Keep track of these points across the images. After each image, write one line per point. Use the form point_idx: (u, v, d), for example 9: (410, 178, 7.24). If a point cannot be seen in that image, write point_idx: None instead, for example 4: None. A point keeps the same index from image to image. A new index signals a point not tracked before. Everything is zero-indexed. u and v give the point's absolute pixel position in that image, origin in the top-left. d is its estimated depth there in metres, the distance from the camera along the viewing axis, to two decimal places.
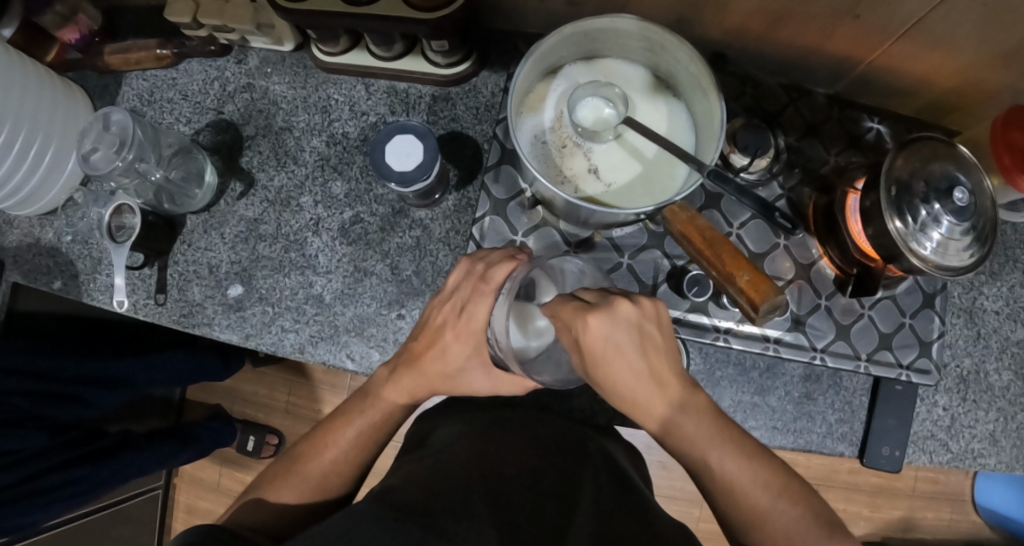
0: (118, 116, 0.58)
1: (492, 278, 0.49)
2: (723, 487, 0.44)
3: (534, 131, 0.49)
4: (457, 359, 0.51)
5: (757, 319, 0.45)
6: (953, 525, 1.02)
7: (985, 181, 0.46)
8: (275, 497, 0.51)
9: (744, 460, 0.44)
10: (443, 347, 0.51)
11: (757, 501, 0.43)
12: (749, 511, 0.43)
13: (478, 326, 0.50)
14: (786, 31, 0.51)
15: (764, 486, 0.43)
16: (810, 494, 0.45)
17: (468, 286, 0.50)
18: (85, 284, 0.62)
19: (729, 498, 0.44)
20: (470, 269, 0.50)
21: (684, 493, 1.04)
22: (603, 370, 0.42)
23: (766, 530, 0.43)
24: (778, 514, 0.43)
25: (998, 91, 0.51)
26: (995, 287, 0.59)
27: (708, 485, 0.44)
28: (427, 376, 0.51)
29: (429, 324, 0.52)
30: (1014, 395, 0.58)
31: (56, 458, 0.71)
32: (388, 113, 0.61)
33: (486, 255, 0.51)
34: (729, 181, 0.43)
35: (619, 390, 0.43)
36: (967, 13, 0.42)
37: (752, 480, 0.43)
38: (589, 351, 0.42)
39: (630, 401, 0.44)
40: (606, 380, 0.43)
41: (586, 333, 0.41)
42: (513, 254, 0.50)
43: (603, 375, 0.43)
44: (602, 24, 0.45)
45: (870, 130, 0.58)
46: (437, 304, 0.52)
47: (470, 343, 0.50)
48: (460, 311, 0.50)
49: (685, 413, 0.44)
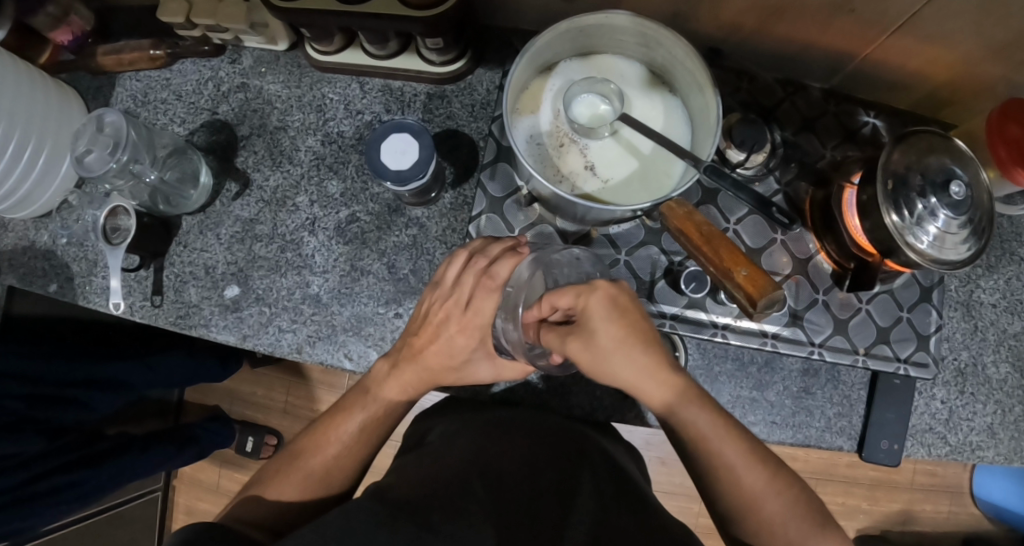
0: (112, 117, 0.57)
1: (497, 274, 0.48)
2: (721, 472, 0.44)
3: (530, 129, 0.49)
4: (463, 351, 0.51)
5: (756, 316, 0.45)
6: (952, 517, 1.02)
7: (981, 174, 0.46)
8: (274, 493, 0.51)
9: (742, 443, 0.44)
10: (446, 339, 0.51)
11: (754, 485, 0.44)
12: (745, 496, 0.44)
13: (484, 319, 0.50)
14: (781, 25, 0.51)
15: (760, 468, 0.44)
16: (802, 482, 0.46)
17: (470, 280, 0.49)
18: (80, 287, 0.62)
19: (727, 484, 0.44)
20: (471, 261, 0.49)
21: (684, 489, 1.04)
22: (612, 337, 0.43)
23: (758, 516, 0.44)
24: (772, 498, 0.44)
25: (993, 84, 0.51)
26: (991, 280, 0.59)
27: (705, 472, 0.45)
28: (430, 370, 0.52)
29: (428, 319, 0.51)
30: (1011, 387, 0.58)
31: (56, 461, 0.71)
32: (383, 111, 0.61)
33: (485, 247, 0.50)
34: (725, 176, 0.43)
35: (627, 364, 0.43)
36: (962, 6, 0.42)
37: (752, 464, 0.44)
38: (596, 316, 0.43)
39: (633, 382, 0.44)
40: (611, 361, 0.43)
41: (594, 296, 0.43)
42: (514, 246, 0.50)
43: (610, 351, 0.43)
44: (597, 20, 0.45)
45: (866, 124, 0.58)
46: (436, 298, 0.51)
47: (476, 337, 0.50)
48: (465, 305, 0.50)
49: (687, 378, 0.45)
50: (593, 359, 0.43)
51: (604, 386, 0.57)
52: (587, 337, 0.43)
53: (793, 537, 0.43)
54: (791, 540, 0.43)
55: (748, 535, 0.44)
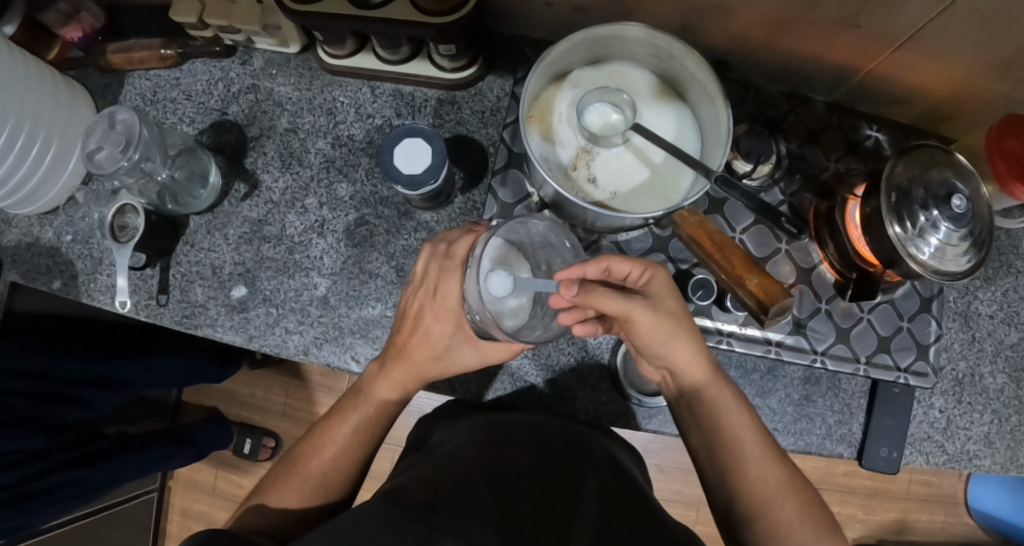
0: (124, 115, 0.57)
1: (455, 253, 0.50)
2: (753, 502, 0.46)
3: (544, 145, 0.49)
4: (441, 339, 0.51)
5: (767, 321, 0.47)
6: (947, 527, 1.04)
7: (981, 188, 0.48)
8: (276, 501, 0.50)
9: (756, 428, 0.47)
10: (424, 330, 0.51)
11: (772, 481, 0.46)
12: (777, 532, 0.45)
13: (453, 302, 0.50)
14: (787, 40, 0.52)
15: (778, 465, 0.47)
16: (811, 489, 0.48)
17: (434, 267, 0.51)
18: (84, 285, 0.62)
19: (762, 513, 0.46)
20: (434, 250, 0.51)
21: (683, 497, 1.04)
22: (675, 308, 0.45)
23: (771, 517, 0.45)
24: (783, 499, 0.46)
25: (994, 100, 0.52)
26: (989, 291, 0.60)
27: (725, 486, 0.47)
28: (415, 364, 0.52)
29: (406, 314, 0.52)
30: (1008, 397, 0.60)
31: (55, 458, 0.70)
32: (394, 115, 0.62)
33: (446, 235, 0.51)
34: (736, 186, 0.44)
35: (684, 339, 0.45)
36: (964, 24, 0.43)
37: (778, 487, 0.46)
38: (666, 284, 0.45)
39: (679, 359, 0.46)
40: (672, 330, 0.44)
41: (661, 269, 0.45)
42: (473, 229, 0.51)
43: (676, 319, 0.44)
44: (614, 31, 0.46)
45: (869, 138, 0.60)
46: (411, 292, 0.52)
47: (450, 320, 0.50)
48: (434, 293, 0.51)
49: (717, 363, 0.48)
50: (656, 326, 0.44)
51: (609, 391, 0.58)
52: (656, 302, 0.44)
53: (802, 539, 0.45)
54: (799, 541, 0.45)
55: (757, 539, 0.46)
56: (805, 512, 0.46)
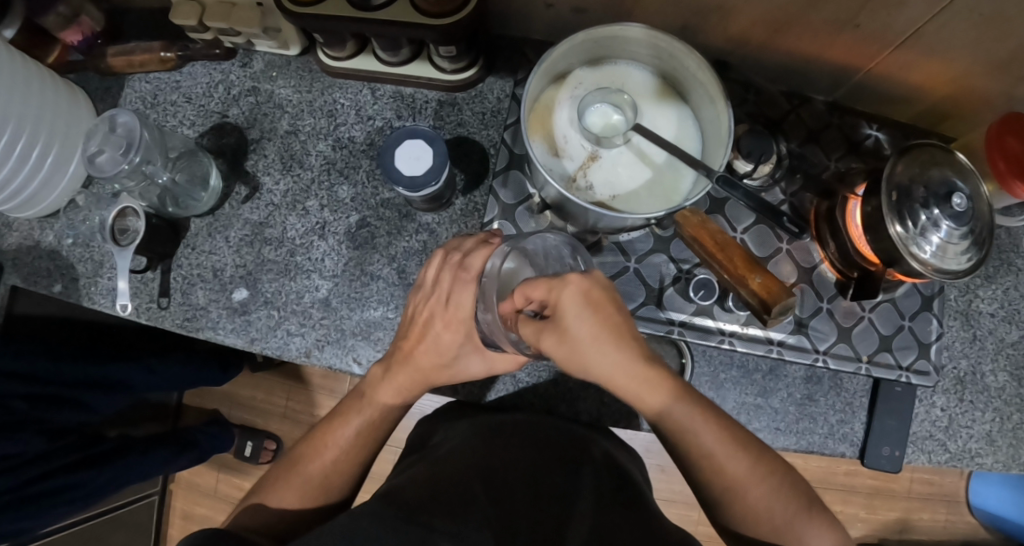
0: (125, 118, 0.57)
1: (471, 265, 0.48)
2: (726, 491, 0.45)
3: (545, 147, 0.49)
4: (450, 347, 0.51)
5: (767, 321, 0.47)
6: (949, 526, 1.04)
7: (981, 187, 0.48)
8: (275, 501, 0.51)
9: (721, 429, 0.45)
10: (433, 337, 0.51)
11: (738, 472, 0.45)
12: (752, 515, 0.45)
13: (466, 313, 0.50)
14: (786, 39, 0.53)
15: (743, 457, 0.45)
16: (798, 477, 0.47)
17: (448, 275, 0.49)
18: (86, 288, 0.62)
19: (736, 500, 0.45)
20: (448, 258, 0.50)
21: (684, 497, 1.05)
22: (585, 332, 0.42)
23: (741, 503, 0.45)
24: (753, 486, 0.45)
25: (993, 99, 0.52)
26: (990, 289, 0.61)
27: (699, 479, 0.46)
28: (420, 369, 0.52)
29: (416, 320, 0.52)
30: (1010, 395, 0.60)
31: (54, 463, 0.70)
32: (394, 117, 0.62)
33: (461, 243, 0.50)
34: (737, 186, 0.44)
35: (604, 359, 0.42)
36: (963, 23, 0.43)
37: (749, 474, 0.45)
38: (570, 307, 0.41)
39: (610, 376, 0.43)
40: (590, 355, 0.42)
41: (563, 291, 0.41)
42: (487, 238, 0.50)
43: (587, 346, 0.42)
44: (614, 32, 0.46)
45: (869, 137, 0.60)
46: (420, 299, 0.52)
47: (461, 330, 0.50)
48: (446, 302, 0.50)
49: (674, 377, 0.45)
50: (570, 355, 0.42)
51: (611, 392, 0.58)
52: (565, 334, 0.42)
53: (780, 525, 0.45)
54: (776, 526, 0.45)
55: (734, 521, 0.46)
56: (778, 501, 0.45)
